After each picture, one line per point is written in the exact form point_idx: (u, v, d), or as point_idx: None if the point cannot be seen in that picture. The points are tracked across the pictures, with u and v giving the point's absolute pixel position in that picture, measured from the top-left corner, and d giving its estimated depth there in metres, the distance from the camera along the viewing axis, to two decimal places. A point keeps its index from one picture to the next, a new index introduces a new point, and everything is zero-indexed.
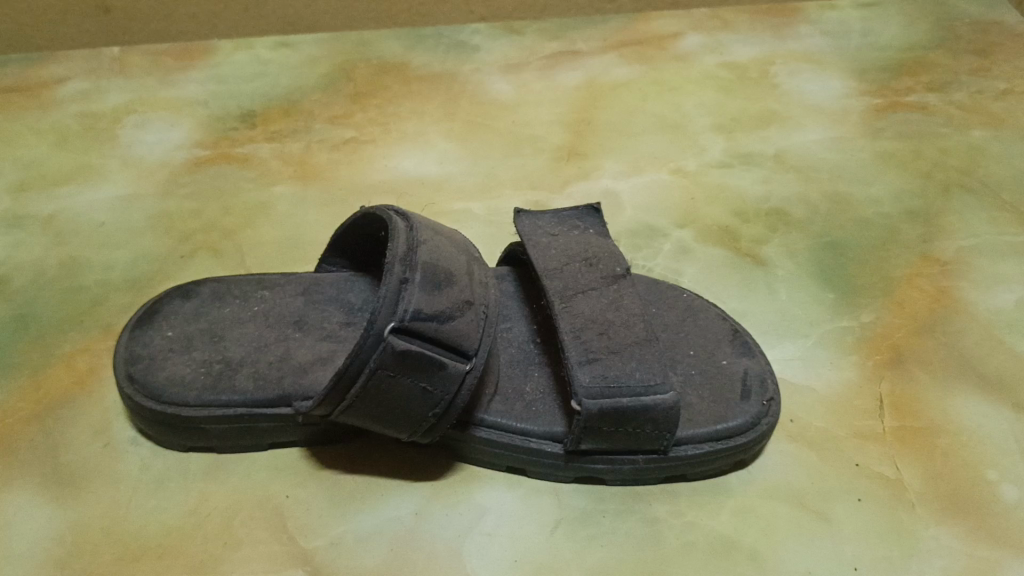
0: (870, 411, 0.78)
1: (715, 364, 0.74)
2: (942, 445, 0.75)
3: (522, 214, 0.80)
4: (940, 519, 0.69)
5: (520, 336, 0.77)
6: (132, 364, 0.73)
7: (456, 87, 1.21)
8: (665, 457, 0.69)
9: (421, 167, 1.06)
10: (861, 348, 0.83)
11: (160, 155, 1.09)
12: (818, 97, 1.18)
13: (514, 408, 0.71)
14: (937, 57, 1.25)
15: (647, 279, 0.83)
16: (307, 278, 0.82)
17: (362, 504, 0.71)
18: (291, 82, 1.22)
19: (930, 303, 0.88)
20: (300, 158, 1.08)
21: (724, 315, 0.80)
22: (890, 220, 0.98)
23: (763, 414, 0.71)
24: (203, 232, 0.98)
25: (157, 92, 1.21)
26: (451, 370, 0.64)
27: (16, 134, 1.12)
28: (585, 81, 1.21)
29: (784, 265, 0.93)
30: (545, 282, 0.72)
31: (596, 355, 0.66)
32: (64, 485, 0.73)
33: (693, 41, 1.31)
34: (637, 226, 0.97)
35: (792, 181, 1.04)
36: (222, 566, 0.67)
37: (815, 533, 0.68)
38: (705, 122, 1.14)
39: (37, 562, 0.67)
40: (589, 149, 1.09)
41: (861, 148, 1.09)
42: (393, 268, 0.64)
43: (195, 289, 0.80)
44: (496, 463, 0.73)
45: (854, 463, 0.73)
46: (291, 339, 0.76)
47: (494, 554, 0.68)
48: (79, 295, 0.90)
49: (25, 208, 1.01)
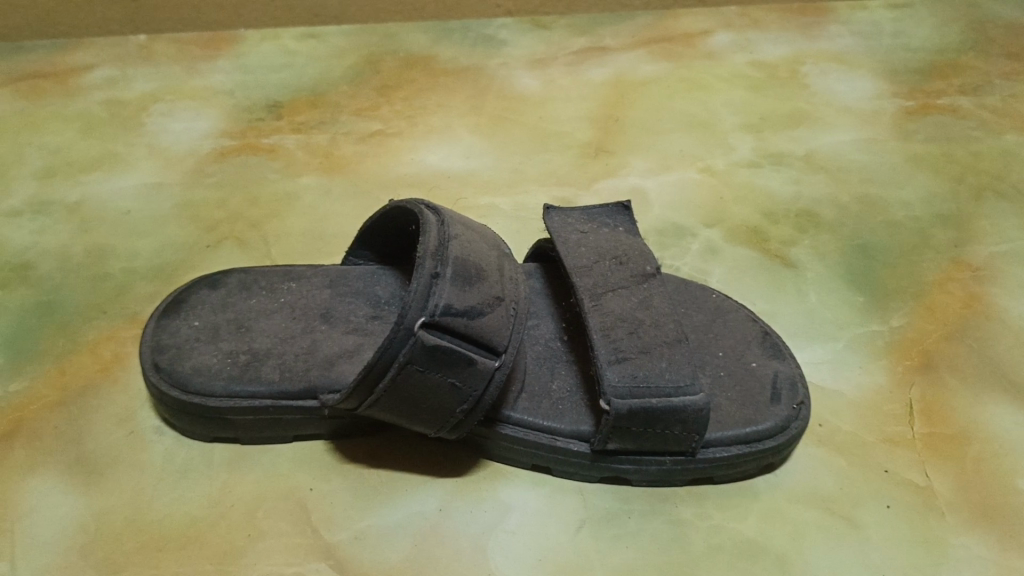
0: (899, 417, 0.77)
1: (744, 366, 0.74)
2: (973, 453, 0.74)
3: (551, 211, 0.79)
4: (971, 528, 0.68)
5: (547, 334, 0.77)
6: (159, 353, 0.73)
7: (483, 81, 1.21)
8: (693, 460, 0.68)
9: (448, 161, 1.06)
10: (891, 352, 0.82)
11: (186, 143, 1.09)
12: (848, 98, 1.17)
13: (541, 406, 0.70)
14: (970, 59, 1.23)
15: (676, 279, 0.82)
16: (334, 271, 0.82)
17: (385, 499, 0.71)
18: (318, 73, 1.22)
19: (962, 308, 0.87)
20: (326, 150, 1.08)
21: (753, 317, 0.79)
22: (921, 224, 0.97)
23: (793, 418, 0.70)
24: (229, 222, 0.98)
25: (183, 80, 1.21)
26: (480, 366, 0.64)
27: (43, 120, 1.13)
28: (614, 77, 1.21)
29: (813, 266, 0.92)
30: (574, 279, 0.72)
31: (626, 354, 0.66)
32: (88, 472, 0.73)
33: (722, 38, 1.30)
34: (665, 225, 0.96)
35: (822, 183, 1.03)
36: (245, 557, 0.67)
37: (844, 539, 0.67)
38: (734, 120, 1.13)
39: (61, 548, 0.67)
40: (616, 146, 1.08)
41: (892, 151, 1.08)
42: (425, 263, 0.63)
43: (222, 280, 0.80)
44: (521, 460, 0.72)
45: (884, 469, 0.73)
46: (318, 331, 0.75)
47: (518, 551, 0.67)
48: (105, 283, 0.91)
49: (52, 194, 1.01)
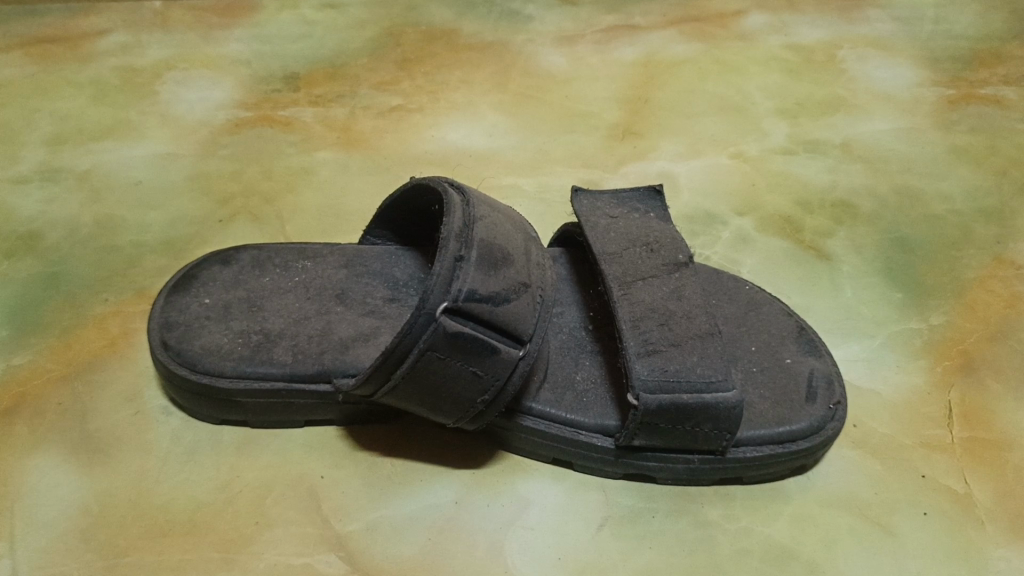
0: (937, 420, 0.73)
1: (779, 363, 0.70)
2: (1014, 460, 0.70)
3: (579, 193, 0.75)
4: (1012, 539, 0.65)
5: (572, 322, 0.74)
6: (168, 330, 0.70)
7: (508, 58, 1.17)
8: (722, 459, 0.65)
9: (470, 139, 1.02)
10: (930, 352, 0.79)
11: (199, 113, 1.06)
12: (887, 85, 1.12)
13: (565, 398, 0.67)
14: (1014, 48, 1.19)
15: (707, 269, 0.79)
16: (351, 250, 0.79)
17: (400, 489, 0.68)
18: (337, 45, 1.18)
19: (1003, 309, 0.83)
20: (344, 124, 1.04)
21: (788, 311, 0.75)
22: (962, 219, 0.93)
23: (829, 418, 0.67)
24: (242, 196, 0.94)
25: (198, 48, 1.17)
26: (504, 356, 0.60)
27: (55, 86, 1.09)
28: (643, 57, 1.16)
29: (849, 260, 0.88)
30: (603, 266, 0.68)
31: (656, 347, 0.62)
32: (92, 452, 0.70)
33: (756, 19, 1.25)
34: (695, 212, 0.93)
35: (860, 172, 0.99)
36: (252, 546, 0.64)
37: (879, 548, 0.64)
38: (767, 105, 1.09)
39: (62, 530, 0.65)
40: (645, 129, 1.04)
41: (933, 141, 1.04)
42: (449, 244, 0.60)
43: (235, 256, 0.77)
44: (541, 454, 0.69)
45: (921, 475, 0.69)
46: (332, 313, 0.72)
47: (537, 549, 0.64)
48: (114, 255, 0.88)
49: (61, 162, 0.98)
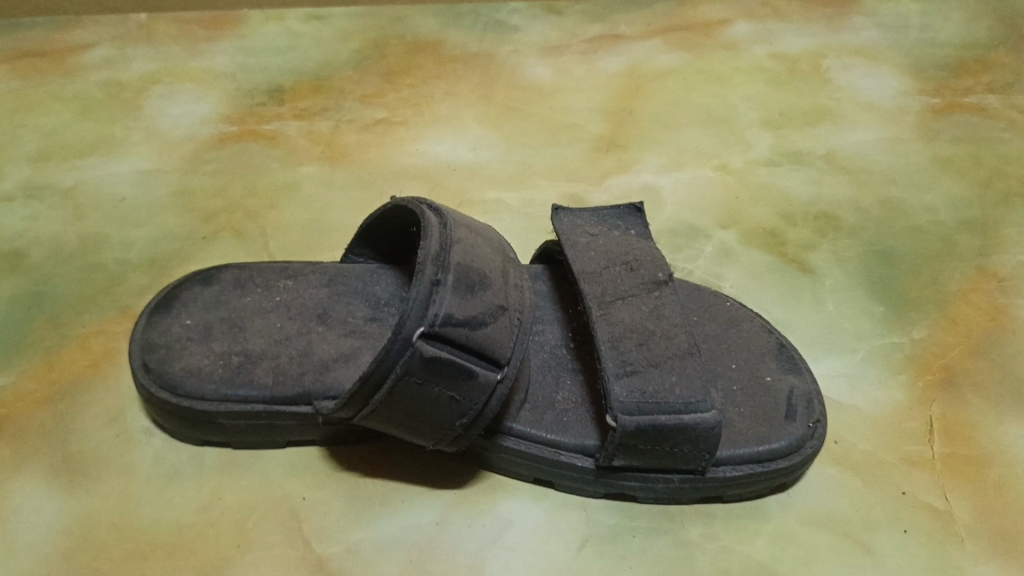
0: (918, 435, 0.73)
1: (759, 380, 0.70)
2: (994, 476, 0.70)
3: (560, 211, 0.75)
4: (991, 557, 0.65)
5: (553, 340, 0.74)
6: (149, 353, 0.70)
7: (493, 69, 1.16)
8: (701, 478, 0.65)
9: (454, 152, 1.02)
10: (911, 366, 0.79)
11: (184, 128, 1.06)
12: (872, 94, 1.12)
13: (544, 419, 0.67)
14: (999, 56, 1.19)
15: (689, 285, 0.79)
16: (333, 269, 0.79)
17: (381, 510, 0.68)
18: (322, 58, 1.18)
19: (986, 322, 0.83)
20: (328, 138, 1.04)
21: (768, 327, 0.76)
22: (946, 230, 0.93)
23: (808, 437, 0.67)
24: (226, 212, 0.94)
25: (183, 62, 1.17)
26: (481, 379, 0.61)
27: (39, 101, 1.09)
28: (628, 68, 1.16)
29: (832, 273, 0.88)
30: (582, 286, 0.68)
31: (634, 367, 0.62)
32: (74, 474, 0.70)
33: (742, 28, 1.25)
34: (678, 226, 0.93)
35: (844, 183, 0.99)
36: (233, 569, 0.64)
37: (857, 567, 0.64)
38: (752, 116, 1.09)
39: (43, 554, 0.65)
40: (630, 141, 1.04)
41: (917, 152, 1.04)
42: (425, 268, 0.60)
43: (216, 276, 0.77)
44: (522, 473, 0.69)
45: (901, 491, 0.69)
46: (314, 333, 0.72)
47: (517, 569, 0.64)
48: (96, 274, 0.88)
49: (46, 179, 0.98)
